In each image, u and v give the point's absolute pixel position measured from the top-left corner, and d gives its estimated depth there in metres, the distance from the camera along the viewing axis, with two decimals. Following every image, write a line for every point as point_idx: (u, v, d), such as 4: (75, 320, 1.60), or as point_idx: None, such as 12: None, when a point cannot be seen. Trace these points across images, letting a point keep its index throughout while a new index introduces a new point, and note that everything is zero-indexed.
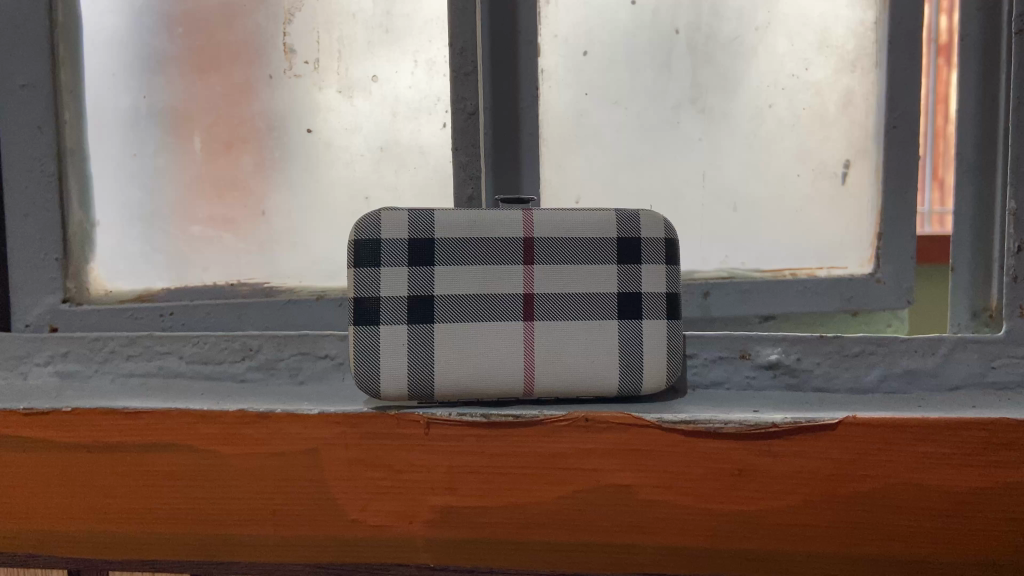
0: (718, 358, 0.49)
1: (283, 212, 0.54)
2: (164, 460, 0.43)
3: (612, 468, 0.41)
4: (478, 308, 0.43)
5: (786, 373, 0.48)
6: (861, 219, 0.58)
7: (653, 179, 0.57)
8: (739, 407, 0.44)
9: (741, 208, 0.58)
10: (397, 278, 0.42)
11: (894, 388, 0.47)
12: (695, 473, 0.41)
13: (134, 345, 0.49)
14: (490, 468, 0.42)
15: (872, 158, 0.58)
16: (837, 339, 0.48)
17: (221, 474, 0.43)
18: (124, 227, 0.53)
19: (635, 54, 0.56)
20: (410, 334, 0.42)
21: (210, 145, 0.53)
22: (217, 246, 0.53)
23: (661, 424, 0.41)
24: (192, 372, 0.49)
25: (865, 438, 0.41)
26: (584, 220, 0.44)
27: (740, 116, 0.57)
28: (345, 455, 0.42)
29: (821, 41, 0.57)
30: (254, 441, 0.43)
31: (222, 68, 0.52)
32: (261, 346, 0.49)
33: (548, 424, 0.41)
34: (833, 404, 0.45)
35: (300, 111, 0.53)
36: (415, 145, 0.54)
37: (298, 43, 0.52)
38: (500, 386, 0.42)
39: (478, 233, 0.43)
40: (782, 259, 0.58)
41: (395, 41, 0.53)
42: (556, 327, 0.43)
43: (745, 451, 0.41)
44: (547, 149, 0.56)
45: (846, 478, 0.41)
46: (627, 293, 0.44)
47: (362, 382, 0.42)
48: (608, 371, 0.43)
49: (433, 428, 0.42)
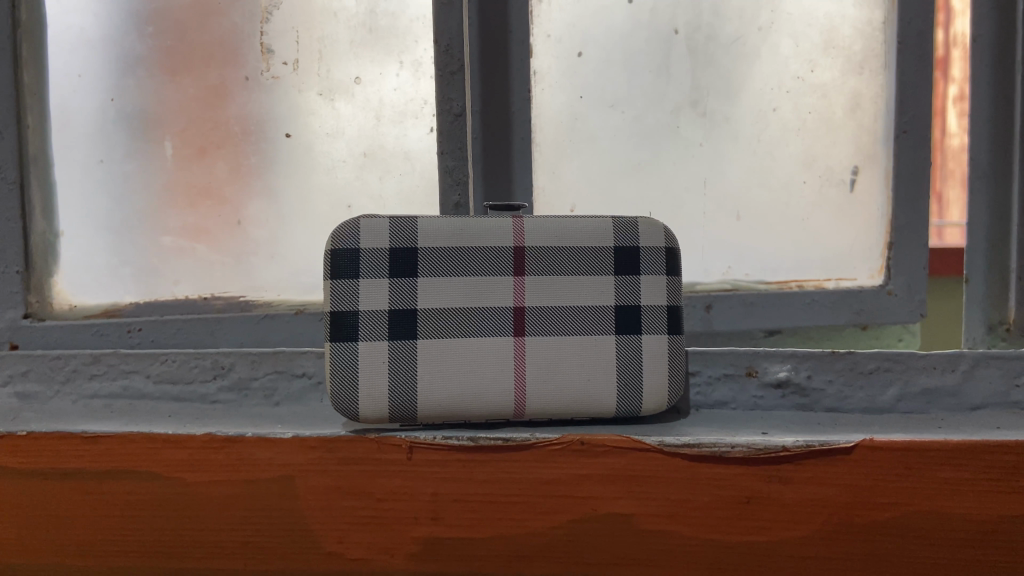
0: (724, 376, 0.45)
1: (261, 222, 0.51)
2: (125, 488, 0.40)
3: (610, 495, 0.38)
4: (463, 324, 0.39)
5: (795, 391, 0.45)
6: (870, 228, 0.55)
7: (652, 185, 0.54)
8: (745, 429, 0.41)
9: (745, 217, 0.55)
10: (377, 291, 0.39)
11: (912, 408, 0.44)
12: (700, 501, 0.38)
13: (98, 364, 0.46)
14: (478, 495, 0.39)
15: (882, 164, 0.55)
16: (850, 355, 0.45)
17: (187, 503, 0.40)
18: (91, 236, 0.50)
19: (634, 55, 0.53)
20: (391, 351, 0.39)
21: (183, 150, 0.50)
22: (189, 258, 0.50)
23: (662, 447, 0.38)
24: (159, 393, 0.46)
25: (883, 463, 0.38)
26: (577, 228, 0.41)
27: (743, 121, 0.54)
28: (322, 482, 0.39)
29: (827, 42, 0.55)
30: (223, 467, 0.40)
31: (196, 69, 0.49)
32: (234, 364, 0.46)
33: (541, 448, 0.38)
34: (847, 426, 0.42)
35: (278, 114, 0.50)
36: (401, 150, 0.51)
37: (276, 43, 0.49)
38: (488, 407, 0.39)
39: (464, 242, 0.40)
40: (788, 270, 0.55)
41: (379, 41, 0.50)
42: (549, 343, 0.40)
43: (754, 477, 0.38)
44: (541, 154, 0.53)
45: (863, 506, 0.38)
46: (625, 306, 0.41)
47: (339, 403, 0.39)
48: (604, 391, 0.40)
49: (415, 453, 0.38)
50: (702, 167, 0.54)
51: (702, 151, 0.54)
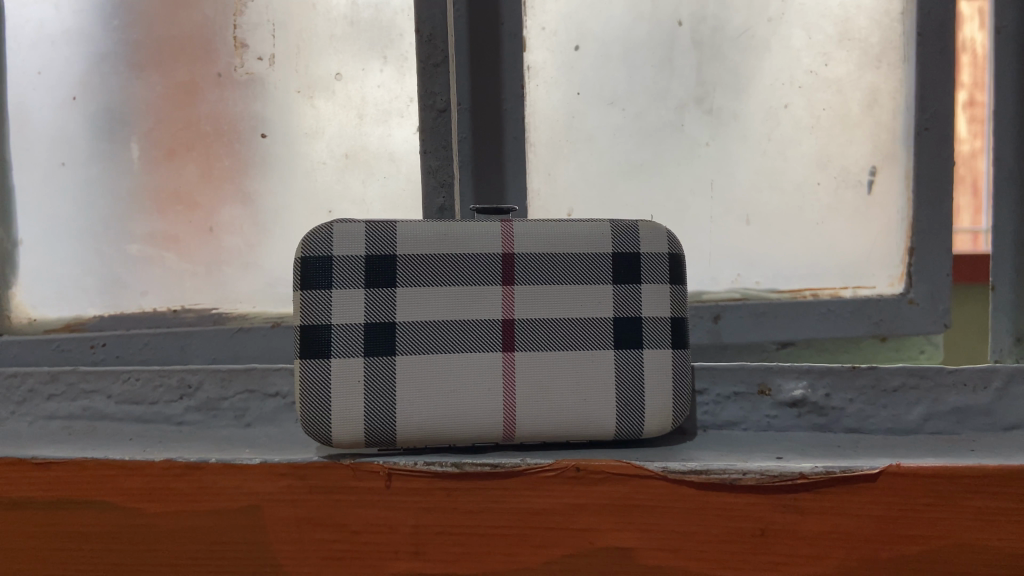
0: (733, 395, 0.42)
1: (236, 228, 0.47)
2: (79, 519, 0.37)
3: (610, 527, 0.35)
4: (447, 338, 0.36)
5: (812, 411, 0.41)
6: (889, 232, 0.52)
7: (654, 188, 0.50)
8: (758, 453, 0.37)
9: (756, 221, 0.51)
10: (352, 303, 0.36)
11: (940, 428, 0.40)
12: (708, 534, 0.34)
13: (56, 382, 0.43)
14: (464, 528, 0.35)
15: (902, 164, 0.51)
16: (871, 371, 0.41)
17: (144, 536, 0.36)
18: (52, 245, 0.46)
19: (634, 48, 0.49)
20: (367, 368, 0.35)
21: (149, 152, 0.46)
22: (158, 266, 0.47)
23: (666, 474, 0.34)
24: (121, 415, 0.42)
25: (910, 492, 0.34)
26: (573, 233, 0.37)
27: (752, 119, 0.50)
28: (292, 513, 0.35)
29: (841, 34, 0.51)
30: (184, 496, 0.36)
31: (164, 66, 0.46)
32: (201, 383, 0.42)
33: (533, 475, 0.35)
34: (870, 449, 0.38)
35: (253, 112, 0.47)
36: (384, 151, 0.48)
37: (250, 37, 0.46)
38: (475, 431, 0.36)
39: (447, 248, 0.36)
40: (801, 277, 0.52)
41: (361, 35, 0.47)
42: (541, 359, 0.36)
43: (769, 507, 0.34)
44: (535, 154, 0.49)
45: (890, 540, 0.34)
46: (625, 319, 0.37)
47: (310, 426, 0.35)
48: (602, 412, 0.36)
49: (394, 480, 0.35)
50: (708, 168, 0.50)
51: (709, 152, 0.50)
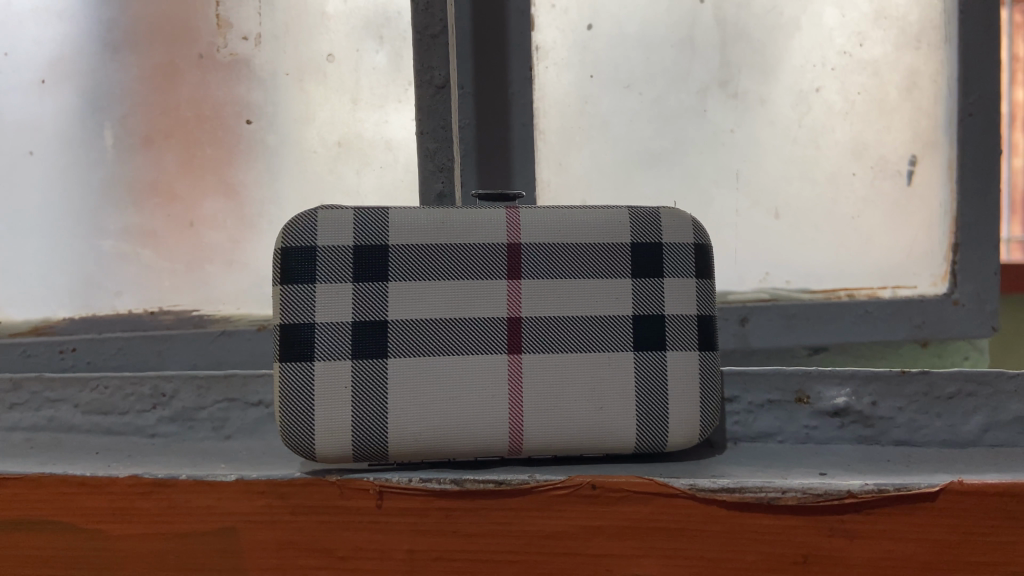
0: (767, 403, 0.37)
1: (218, 223, 0.44)
2: (36, 541, 0.32)
3: (631, 554, 0.30)
4: (446, 339, 0.32)
5: (857, 421, 0.37)
6: (931, 227, 0.48)
7: (674, 179, 0.46)
8: (798, 468, 0.33)
9: (786, 215, 0.47)
10: (339, 299, 0.32)
11: (1001, 440, 0.36)
12: (744, 562, 0.30)
13: (18, 391, 0.39)
14: (464, 553, 0.31)
15: (943, 153, 0.47)
16: (923, 377, 0.37)
17: (106, 563, 0.32)
18: (19, 241, 0.43)
19: (651, 27, 0.45)
20: (355, 373, 0.31)
21: (123, 140, 0.43)
22: (134, 265, 0.43)
23: (696, 493, 0.30)
24: (89, 426, 0.39)
25: (976, 511, 0.29)
26: (587, 221, 0.33)
27: (780, 104, 0.46)
28: (271, 537, 0.31)
29: (878, 12, 0.47)
30: (152, 517, 0.32)
31: (139, 45, 0.43)
32: (176, 391, 0.38)
33: (543, 493, 0.30)
34: (923, 464, 0.34)
35: (238, 96, 0.43)
36: (381, 139, 0.44)
37: (234, 14, 0.43)
38: (478, 443, 0.31)
39: (446, 238, 0.32)
40: (836, 276, 0.47)
41: (355, 14, 0.44)
42: (551, 362, 0.32)
43: (813, 530, 0.29)
44: (545, 143, 0.45)
45: (950, 567, 0.30)
46: (646, 317, 0.33)
47: (291, 438, 0.31)
48: (622, 421, 0.32)
49: (386, 499, 0.31)
50: (732, 156, 0.46)
51: (733, 139, 0.46)
